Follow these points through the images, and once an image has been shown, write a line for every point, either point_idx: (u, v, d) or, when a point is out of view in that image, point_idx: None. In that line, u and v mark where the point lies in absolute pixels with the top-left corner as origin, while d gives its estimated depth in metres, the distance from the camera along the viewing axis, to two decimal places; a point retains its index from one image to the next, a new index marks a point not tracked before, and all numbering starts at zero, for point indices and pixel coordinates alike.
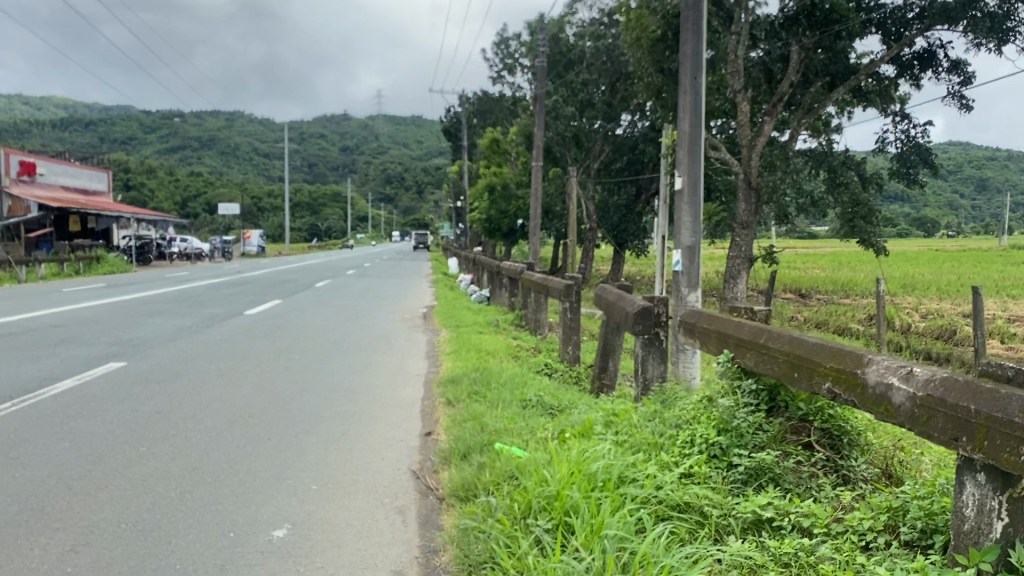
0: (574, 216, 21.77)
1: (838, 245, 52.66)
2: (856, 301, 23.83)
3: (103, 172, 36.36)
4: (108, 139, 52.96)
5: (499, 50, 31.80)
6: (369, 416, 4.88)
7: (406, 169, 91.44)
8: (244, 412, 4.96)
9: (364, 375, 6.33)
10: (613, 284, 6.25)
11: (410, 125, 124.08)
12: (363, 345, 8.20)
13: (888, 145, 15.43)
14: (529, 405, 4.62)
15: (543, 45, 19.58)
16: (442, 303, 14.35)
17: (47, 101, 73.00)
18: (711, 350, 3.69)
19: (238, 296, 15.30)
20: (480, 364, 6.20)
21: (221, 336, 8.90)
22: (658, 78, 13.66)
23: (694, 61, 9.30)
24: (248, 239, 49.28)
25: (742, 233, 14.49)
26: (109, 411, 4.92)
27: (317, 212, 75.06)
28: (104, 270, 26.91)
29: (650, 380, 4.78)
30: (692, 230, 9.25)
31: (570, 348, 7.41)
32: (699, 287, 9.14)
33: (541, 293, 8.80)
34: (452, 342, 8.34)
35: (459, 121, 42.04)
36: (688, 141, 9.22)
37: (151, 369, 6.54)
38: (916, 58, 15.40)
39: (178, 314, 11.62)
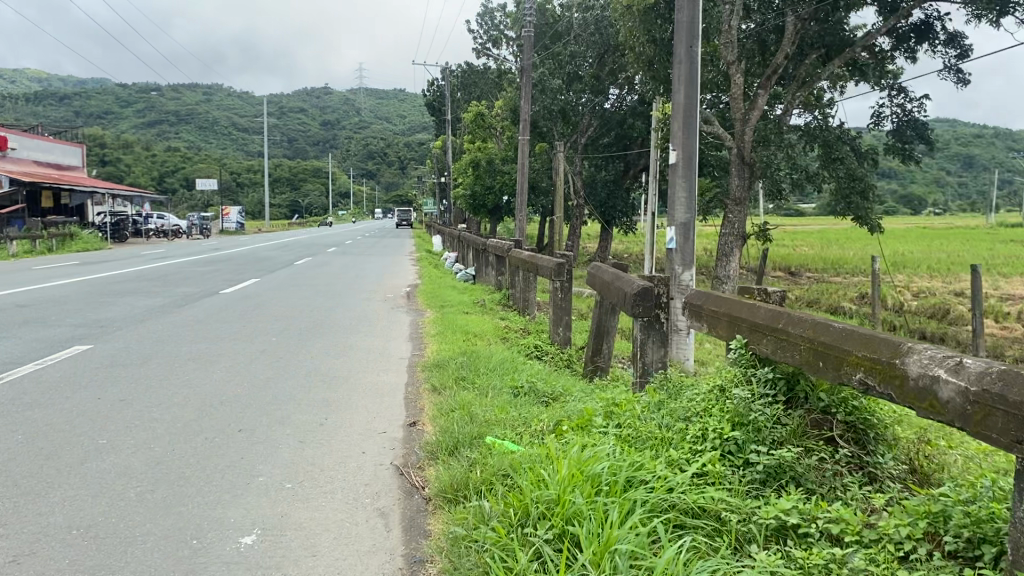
0: (561, 192, 21.49)
1: (825, 222, 52.74)
2: (844, 278, 23.83)
3: (77, 147, 35.66)
4: (85, 113, 51.99)
5: (484, 23, 31.33)
6: (349, 404, 4.59)
7: (389, 144, 90.68)
8: (215, 401, 4.66)
9: (345, 358, 6.03)
10: (608, 263, 5.97)
11: (392, 100, 122.95)
12: (343, 326, 7.89)
13: (883, 119, 15.22)
14: (521, 392, 4.34)
15: (530, 16, 19.20)
16: (428, 281, 14.05)
17: (21, 74, 71.56)
18: (720, 336, 3.40)
19: (216, 274, 14.92)
20: (467, 347, 5.92)
21: (197, 317, 8.56)
22: (649, 48, 13.31)
23: (689, 28, 8.99)
24: (227, 216, 48.69)
25: (735, 210, 14.26)
26: (70, 400, 4.60)
27: (298, 187, 74.42)
28: (77, 246, 26.37)
29: (649, 365, 4.51)
30: (687, 206, 9.00)
31: (560, 329, 7.15)
32: (693, 266, 8.91)
33: (529, 272, 8.51)
34: (438, 323, 8.04)
35: (443, 96, 41.58)
36: (683, 114, 8.94)
37: (119, 352, 6.20)
38: (913, 30, 15.18)
39: (153, 293, 11.24)
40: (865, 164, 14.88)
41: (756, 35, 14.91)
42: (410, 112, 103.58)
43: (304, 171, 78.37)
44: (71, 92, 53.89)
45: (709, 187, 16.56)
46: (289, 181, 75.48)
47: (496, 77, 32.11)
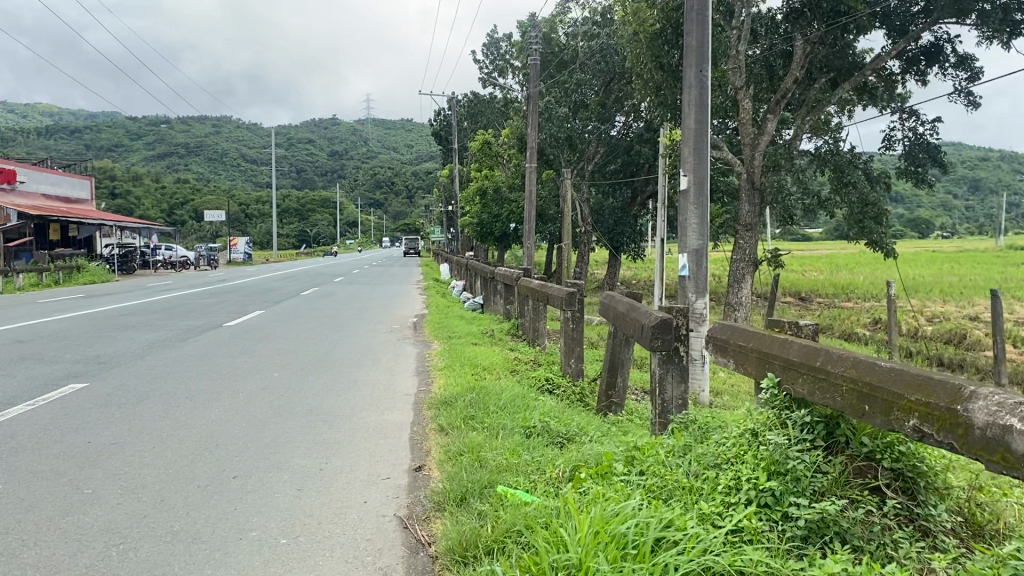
0: (569, 219, 21.31)
1: (833, 247, 52.55)
2: (856, 303, 23.57)
3: (86, 180, 35.76)
4: (95, 147, 52.27)
5: (490, 53, 31.45)
6: (350, 446, 4.34)
7: (396, 174, 91.16)
8: (210, 444, 4.41)
9: (348, 395, 5.79)
10: (621, 292, 5.75)
11: (399, 130, 123.78)
12: (348, 360, 7.66)
13: (894, 143, 15.00)
14: (533, 433, 4.09)
15: (536, 45, 19.16)
16: (434, 310, 13.82)
17: (32, 109, 72.24)
18: (749, 374, 3.16)
19: (221, 306, 14.72)
20: (474, 381, 5.68)
21: (198, 351, 8.35)
22: (658, 75, 13.11)
23: (698, 52, 8.82)
24: (236, 247, 48.76)
25: (746, 235, 14.04)
26: (58, 444, 4.38)
27: (307, 218, 74.69)
28: (85, 279, 26.30)
29: (668, 402, 4.26)
30: (699, 232, 8.77)
31: (572, 360, 6.91)
32: (706, 294, 8.69)
33: (539, 301, 8.27)
34: (445, 354, 7.80)
35: (449, 125, 41.71)
36: (693, 139, 8.75)
37: (114, 390, 5.97)
38: (922, 53, 15.00)
39: (155, 326, 11.02)
40: (877, 188, 14.65)
41: (764, 60, 14.76)
42: (417, 141, 104.15)
43: (312, 201, 78.67)
44: (82, 126, 54.24)
45: (718, 212, 16.34)
46: (298, 212, 75.80)
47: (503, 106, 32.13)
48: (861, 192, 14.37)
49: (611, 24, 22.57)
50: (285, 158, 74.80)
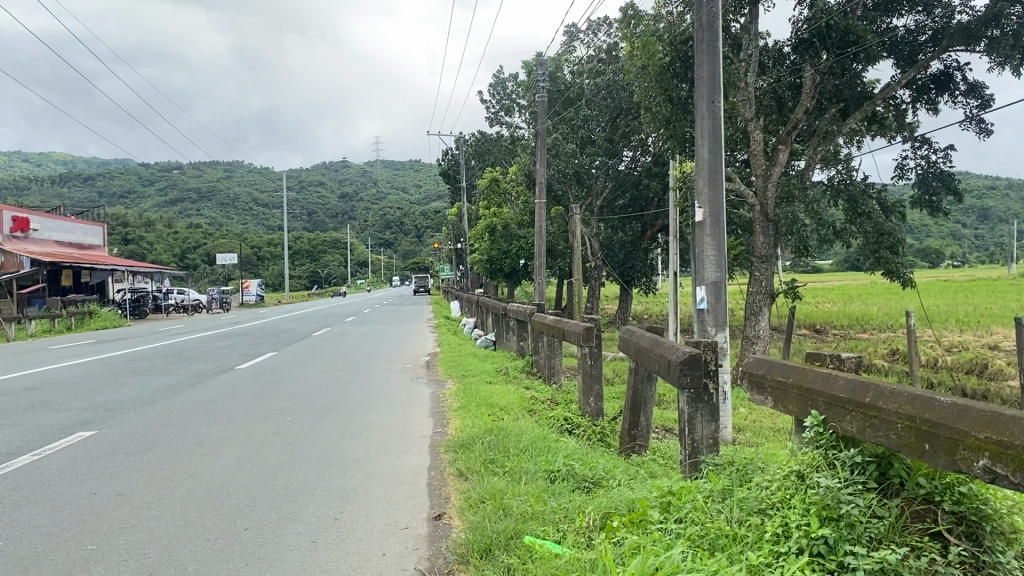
0: (578, 254, 21.18)
1: (845, 278, 52.33)
2: (872, 334, 23.27)
3: (98, 227, 36.00)
4: (108, 194, 52.78)
5: (496, 92, 31.66)
6: (365, 495, 4.16)
7: (405, 214, 91.65)
8: (221, 493, 4.25)
9: (362, 439, 5.61)
10: (643, 328, 5.59)
11: (408, 171, 124.85)
12: (362, 402, 7.49)
13: (907, 171, 14.84)
14: (557, 477, 3.90)
15: (543, 82, 19.24)
16: (447, 349, 13.65)
17: (47, 158, 73.20)
18: (791, 413, 3.00)
19: (232, 349, 14.60)
20: (493, 423, 5.49)
21: (208, 396, 8.18)
22: (667, 108, 13.01)
23: (711, 83, 8.71)
24: (247, 289, 48.86)
25: (762, 267, 13.85)
26: (63, 496, 4.22)
27: (317, 259, 74.95)
28: (96, 324, 26.27)
29: (699, 441, 4.07)
30: (717, 264, 8.58)
31: (591, 399, 6.71)
32: (726, 327, 8.61)
33: (554, 337, 8.09)
34: (461, 394, 7.62)
35: (457, 164, 41.89)
36: (707, 170, 8.64)
37: (123, 437, 5.81)
38: (933, 81, 14.90)
39: (165, 371, 10.90)
40: (892, 217, 14.51)
41: (773, 91, 14.74)
42: (425, 181, 104.84)
43: (322, 242, 79.06)
44: (94, 174, 54.81)
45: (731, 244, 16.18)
46: (309, 253, 76.15)
47: (510, 144, 32.26)
48: (876, 221, 14.21)
49: (616, 61, 22.70)
50: (295, 201, 75.34)
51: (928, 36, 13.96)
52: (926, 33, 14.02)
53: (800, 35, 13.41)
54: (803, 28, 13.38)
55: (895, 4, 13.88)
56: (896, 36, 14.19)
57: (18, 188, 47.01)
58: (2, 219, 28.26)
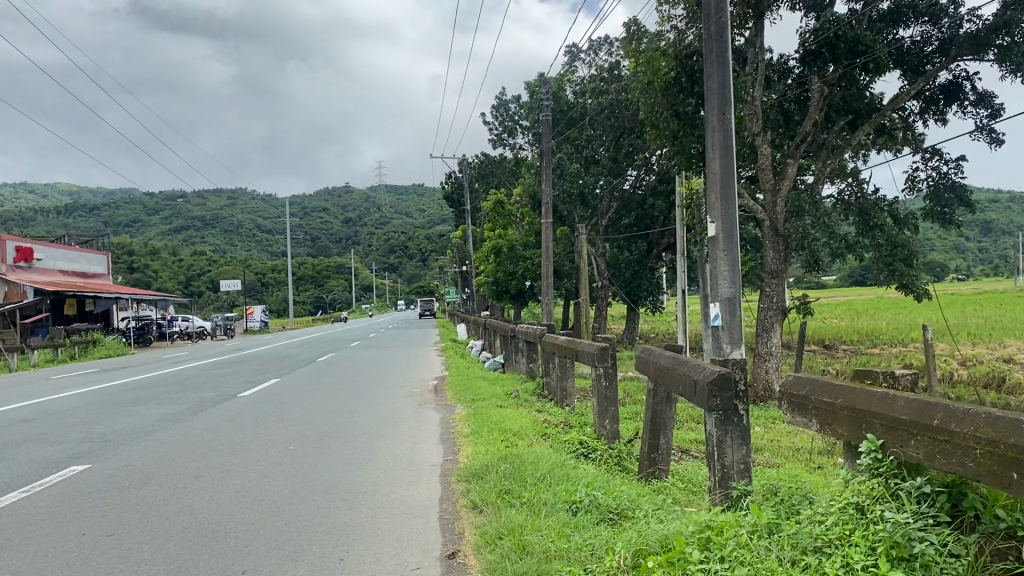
0: (585, 273, 20.91)
1: (852, 293, 52.03)
2: (884, 349, 23.00)
3: (101, 255, 35.91)
4: (112, 223, 52.77)
5: (499, 114, 31.60)
6: (373, 531, 3.87)
7: (409, 237, 91.73)
8: (218, 532, 3.97)
9: (368, 468, 5.34)
10: (662, 347, 5.34)
11: (411, 194, 125.21)
12: (367, 428, 7.23)
13: (918, 183, 14.57)
14: (580, 509, 3.61)
15: (547, 101, 19.07)
16: (454, 371, 13.36)
17: (52, 189, 73.44)
18: (841, 436, 2.74)
19: (235, 376, 14.34)
20: (505, 449, 5.22)
21: (209, 426, 7.90)
22: (674, 124, 12.73)
23: (721, 95, 8.50)
24: (251, 315, 48.76)
25: (773, 282, 13.58)
26: (50, 537, 3.95)
27: (321, 284, 75.03)
28: (99, 353, 26.06)
29: (730, 466, 3.79)
30: (731, 280, 8.30)
31: (607, 422, 6.43)
32: (741, 343, 8.32)
33: (566, 358, 7.82)
34: (470, 419, 7.33)
35: (461, 186, 41.90)
36: (719, 185, 8.38)
37: (118, 472, 5.52)
38: (942, 91, 14.67)
39: (166, 400, 10.62)
40: (905, 230, 14.21)
41: (779, 105, 14.48)
42: (428, 205, 104.86)
43: (327, 267, 78.97)
44: (99, 204, 54.84)
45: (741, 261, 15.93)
46: (314, 278, 76.25)
47: (514, 165, 32.12)
48: (889, 234, 14.00)
49: (619, 80, 22.57)
50: (299, 226, 75.39)
51: (936, 46, 13.79)
52: (933, 44, 13.83)
53: (807, 46, 13.23)
54: (810, 39, 13.21)
55: (902, 16, 13.66)
56: (903, 47, 14.01)
57: (23, 219, 47.05)
58: (5, 249, 28.12)
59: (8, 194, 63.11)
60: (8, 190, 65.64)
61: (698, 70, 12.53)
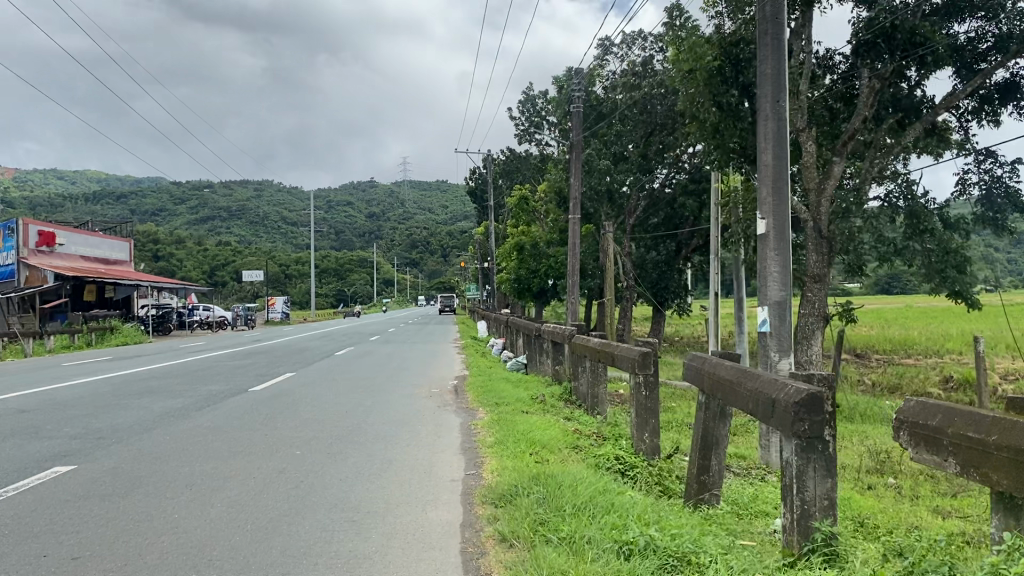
0: (611, 272, 20.17)
1: (881, 300, 50.98)
2: (919, 360, 22.16)
3: (123, 242, 35.62)
4: (138, 211, 52.74)
5: (525, 109, 30.99)
6: (381, 563, 3.27)
7: (431, 233, 91.23)
8: (200, 559, 3.37)
9: (380, 481, 4.75)
10: (715, 354, 4.72)
11: (434, 191, 125.02)
12: (381, 432, 6.64)
13: (970, 187, 13.66)
14: (632, 553, 2.98)
15: (578, 93, 18.42)
16: (476, 371, 12.73)
17: (81, 176, 73.81)
18: (991, 482, 2.10)
19: (248, 369, 13.84)
20: (536, 466, 4.58)
21: (213, 423, 7.34)
22: (714, 115, 12.04)
23: (775, 81, 7.82)
24: (272, 306, 48.50)
25: (814, 287, 12.85)
26: (6, 558, 3.37)
27: (343, 277, 74.89)
28: (117, 340, 25.72)
29: (813, 502, 3.14)
30: (782, 282, 7.68)
31: (646, 435, 5.78)
32: (791, 352, 7.82)
33: (599, 363, 7.18)
34: (495, 426, 6.70)
35: (485, 182, 41.32)
36: (771, 177, 7.74)
37: (102, 477, 4.96)
38: (998, 89, 13.61)
39: (173, 392, 10.11)
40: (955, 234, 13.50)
41: (823, 101, 13.76)
42: (450, 201, 104.28)
43: (349, 261, 78.68)
44: (126, 192, 54.72)
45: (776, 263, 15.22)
46: (336, 271, 76.07)
47: (541, 162, 31.48)
48: (939, 239, 13.26)
49: (653, 75, 21.87)
50: (322, 220, 75.16)
51: (993, 43, 13.00)
52: (989, 40, 13.01)
53: (859, 37, 12.47)
54: (862, 30, 12.44)
55: (957, 10, 12.93)
56: (957, 44, 13.19)
57: (50, 203, 47.07)
58: (27, 233, 27.87)
59: (36, 179, 63.25)
60: (37, 176, 65.78)
61: (744, 60, 11.86)
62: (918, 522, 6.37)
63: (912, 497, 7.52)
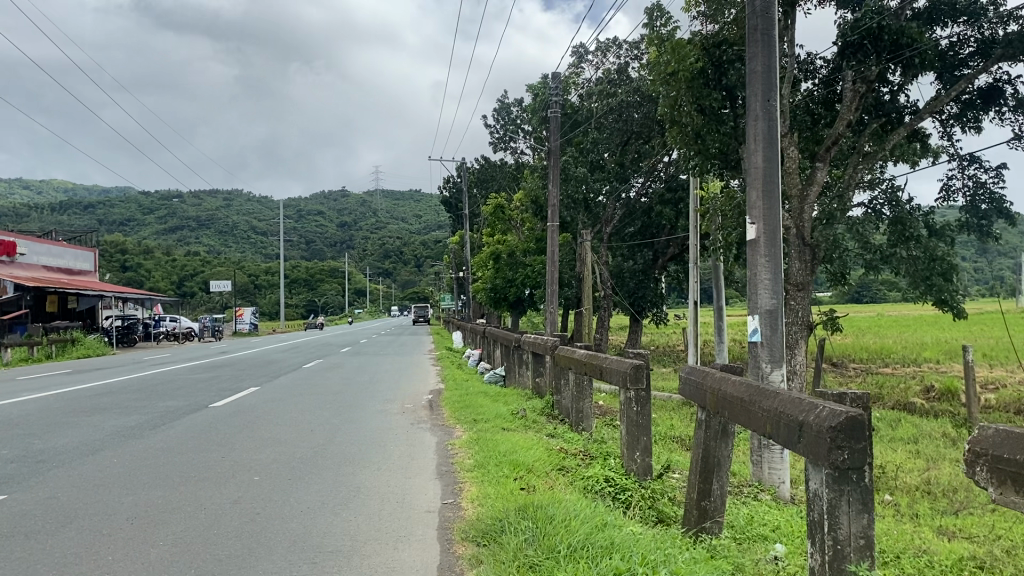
0: (588, 281, 19.79)
1: (851, 309, 51.29)
2: (897, 369, 21.98)
3: (89, 252, 34.67)
4: (107, 222, 51.57)
5: (499, 117, 30.64)
6: None
7: (405, 242, 90.51)
8: None
9: (347, 513, 4.25)
10: (716, 369, 4.30)
11: (407, 202, 124.39)
12: (349, 454, 6.14)
13: (954, 194, 13.37)
14: None
15: (555, 98, 18.04)
16: (451, 384, 12.24)
17: (48, 185, 72.26)
18: None
19: (211, 383, 13.19)
20: (520, 495, 4.11)
21: (166, 444, 6.77)
22: (697, 118, 11.68)
23: (766, 78, 7.45)
24: (241, 317, 47.61)
25: (798, 295, 12.50)
26: None
27: (315, 287, 74.02)
28: (79, 353, 24.85)
29: (847, 540, 2.70)
30: (773, 291, 7.30)
31: (638, 455, 5.33)
32: (783, 362, 7.41)
33: (583, 375, 6.75)
34: (475, 447, 6.21)
35: (459, 191, 40.91)
36: (762, 178, 7.34)
37: (34, 509, 4.41)
38: (980, 95, 13.38)
39: (128, 409, 9.49)
40: (941, 241, 13.17)
41: (805, 105, 13.49)
42: (424, 210, 103.67)
43: (321, 271, 77.72)
44: (95, 202, 53.53)
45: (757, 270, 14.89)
46: (308, 281, 75.11)
47: (516, 170, 31.10)
48: (926, 247, 12.94)
49: (628, 83, 21.56)
50: (294, 230, 74.27)
51: (975, 48, 12.76)
52: (971, 45, 12.79)
53: (843, 40, 12.16)
54: (846, 34, 12.14)
55: (939, 14, 12.64)
56: (939, 49, 12.96)
57: (15, 213, 45.86)
58: None
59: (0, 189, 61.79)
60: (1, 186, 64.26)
61: (727, 61, 11.54)
62: (926, 545, 5.95)
63: (912, 516, 7.12)
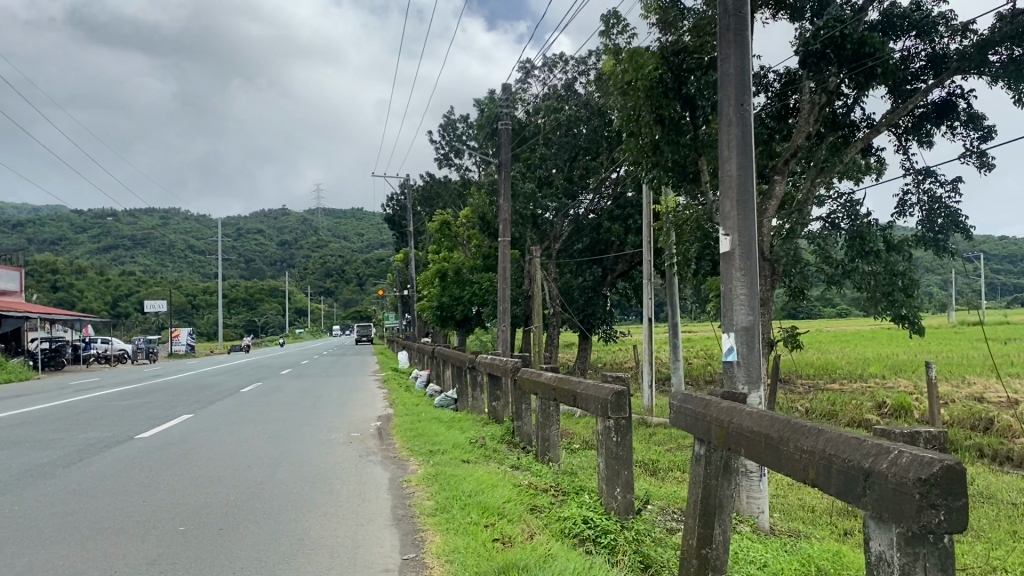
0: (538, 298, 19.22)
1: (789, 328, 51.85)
2: (846, 384, 21.90)
3: (13, 272, 32.91)
4: (37, 240, 49.26)
5: (444, 134, 30.10)
6: None
7: (347, 261, 89.19)
8: None
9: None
10: (722, 399, 3.73)
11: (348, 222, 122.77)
12: (290, 497, 5.42)
13: (909, 208, 13.22)
14: None
15: (505, 111, 17.56)
16: (399, 409, 11.51)
17: None
18: None
19: (142, 410, 12.23)
20: (494, 551, 3.49)
21: (82, 486, 5.96)
22: (656, 129, 11.17)
23: (739, 81, 7.04)
24: (176, 338, 45.86)
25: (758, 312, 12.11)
26: None
27: (254, 306, 72.11)
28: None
29: None
30: (750, 307, 6.83)
31: (618, 491, 4.72)
32: (760, 383, 6.94)
33: (550, 401, 6.17)
34: (433, 484, 5.56)
35: (404, 209, 40.23)
36: (736, 188, 6.89)
37: None
38: (933, 109, 13.28)
39: (45, 442, 8.59)
40: (898, 256, 13.00)
41: (760, 118, 13.26)
42: (366, 230, 102.58)
43: (261, 290, 75.78)
44: (25, 220, 51.10)
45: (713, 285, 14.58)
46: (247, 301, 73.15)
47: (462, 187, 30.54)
48: (886, 261, 12.84)
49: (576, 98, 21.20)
50: (232, 249, 72.37)
51: (928, 61, 12.61)
52: (922, 60, 12.64)
53: (801, 52, 11.90)
54: (803, 45, 11.88)
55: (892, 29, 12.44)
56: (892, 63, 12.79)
57: None
58: None
59: None
60: None
61: (687, 70, 11.15)
62: None
63: None
